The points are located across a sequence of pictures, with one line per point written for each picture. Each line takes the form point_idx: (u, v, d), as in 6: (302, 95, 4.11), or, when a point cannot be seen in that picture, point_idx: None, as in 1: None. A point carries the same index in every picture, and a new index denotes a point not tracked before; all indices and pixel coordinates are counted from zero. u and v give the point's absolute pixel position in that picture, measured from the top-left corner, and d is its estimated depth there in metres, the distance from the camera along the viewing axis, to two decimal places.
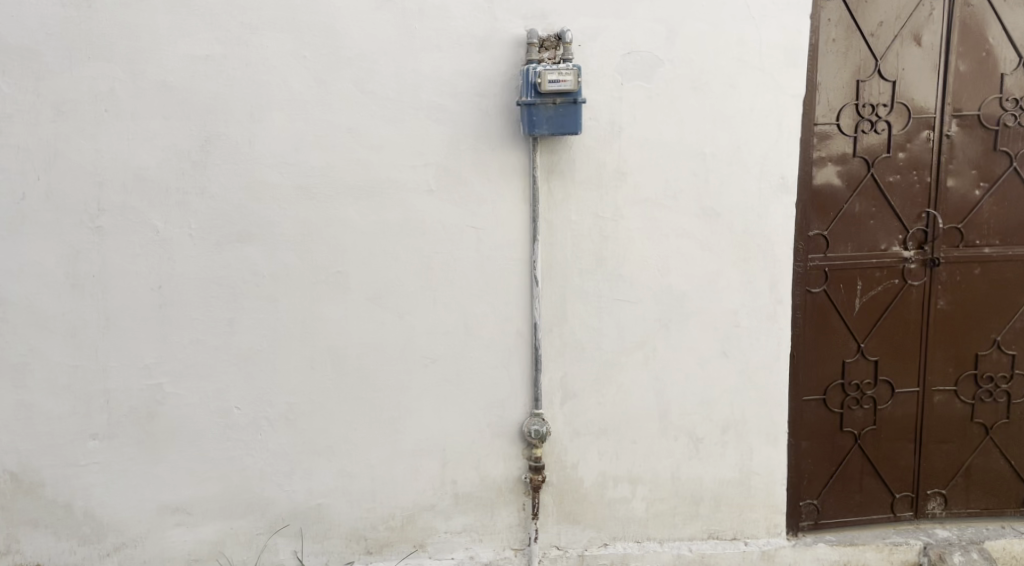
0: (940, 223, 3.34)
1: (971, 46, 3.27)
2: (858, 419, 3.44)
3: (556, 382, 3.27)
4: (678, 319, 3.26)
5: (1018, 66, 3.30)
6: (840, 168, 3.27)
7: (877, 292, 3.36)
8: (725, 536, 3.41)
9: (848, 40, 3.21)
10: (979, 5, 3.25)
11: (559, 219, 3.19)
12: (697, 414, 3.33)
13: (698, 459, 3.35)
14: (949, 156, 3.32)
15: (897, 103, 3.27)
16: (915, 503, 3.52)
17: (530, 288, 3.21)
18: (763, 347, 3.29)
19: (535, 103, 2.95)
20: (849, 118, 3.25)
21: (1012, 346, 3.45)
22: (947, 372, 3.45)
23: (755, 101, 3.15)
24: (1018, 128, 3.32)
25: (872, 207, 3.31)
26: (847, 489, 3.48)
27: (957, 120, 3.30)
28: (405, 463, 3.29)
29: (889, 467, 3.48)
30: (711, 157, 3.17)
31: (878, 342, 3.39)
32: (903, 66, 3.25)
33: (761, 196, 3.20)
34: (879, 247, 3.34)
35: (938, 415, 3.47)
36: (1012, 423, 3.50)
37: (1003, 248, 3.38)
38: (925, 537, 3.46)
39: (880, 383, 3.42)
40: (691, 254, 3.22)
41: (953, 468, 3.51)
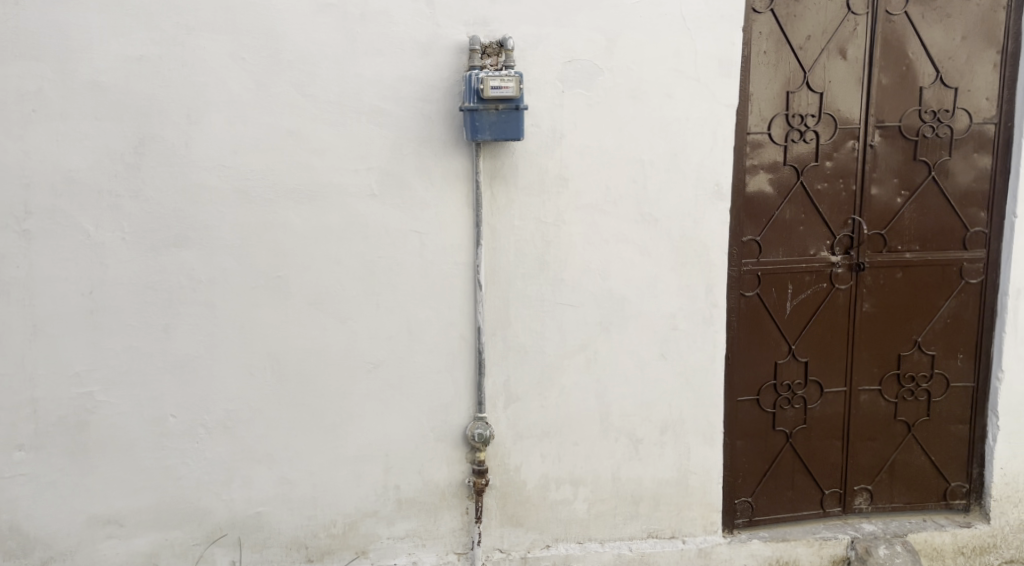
0: (864, 229, 3.48)
1: (893, 60, 3.41)
2: (789, 418, 3.56)
3: (499, 386, 3.30)
4: (618, 322, 3.32)
5: (936, 80, 3.44)
6: (771, 175, 3.39)
7: (807, 295, 3.49)
8: (664, 535, 3.49)
9: (778, 52, 3.33)
10: (900, 21, 3.40)
11: (502, 224, 3.22)
12: (637, 415, 3.39)
13: (638, 460, 3.42)
14: (873, 165, 3.46)
15: (824, 113, 3.40)
16: (843, 499, 3.66)
17: (473, 292, 3.23)
18: (700, 349, 3.38)
19: (478, 109, 2.98)
20: (780, 127, 3.37)
21: (932, 346, 3.60)
22: (872, 372, 3.59)
23: (691, 111, 3.24)
24: (936, 139, 3.47)
25: (802, 213, 3.44)
26: (779, 486, 3.60)
27: (880, 131, 3.45)
28: (347, 469, 3.26)
29: (819, 464, 3.62)
30: (650, 164, 3.25)
31: (807, 344, 3.52)
32: (830, 78, 3.39)
33: (697, 203, 3.30)
34: (809, 252, 3.46)
35: (864, 414, 3.62)
36: (932, 420, 3.65)
37: (923, 253, 3.53)
38: (852, 532, 3.60)
39: (810, 384, 3.55)
40: (630, 258, 3.29)
41: (878, 464, 3.66)
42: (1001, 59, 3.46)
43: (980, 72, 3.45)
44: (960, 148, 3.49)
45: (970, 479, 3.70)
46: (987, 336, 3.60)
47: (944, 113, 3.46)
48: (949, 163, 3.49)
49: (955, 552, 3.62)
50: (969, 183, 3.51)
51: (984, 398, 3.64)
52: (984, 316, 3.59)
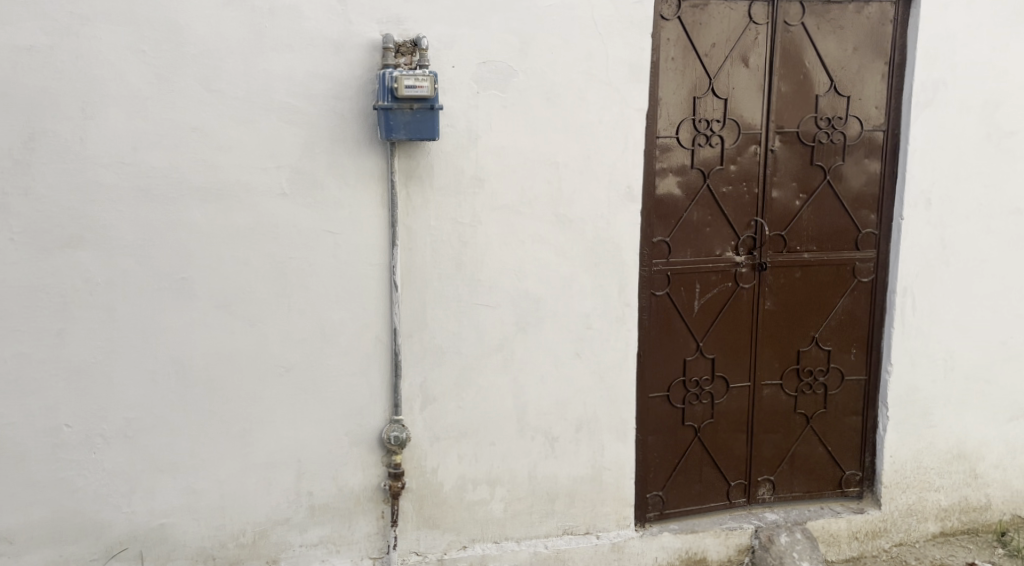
0: (766, 231, 3.63)
1: (791, 69, 3.57)
2: (697, 413, 3.68)
3: (415, 388, 3.28)
4: (534, 322, 3.35)
5: (831, 89, 3.61)
6: (679, 178, 3.49)
7: (713, 295, 3.61)
8: (578, 531, 3.55)
9: (685, 58, 3.43)
10: (797, 31, 3.55)
11: (417, 225, 3.19)
12: (553, 414, 3.44)
13: (554, 458, 3.47)
14: (773, 169, 3.61)
15: (729, 119, 3.52)
16: (747, 490, 3.81)
17: (388, 294, 3.20)
18: (614, 348, 3.45)
19: (392, 108, 2.95)
20: (687, 132, 3.48)
21: (828, 342, 3.78)
22: (773, 367, 3.75)
23: (603, 114, 3.30)
24: (831, 144, 3.64)
25: (708, 215, 3.55)
26: (688, 480, 3.72)
27: (780, 136, 3.60)
28: (257, 477, 3.17)
29: (726, 457, 3.75)
30: (563, 166, 3.29)
31: (714, 341, 3.64)
32: (733, 85, 3.51)
33: (610, 204, 3.36)
34: (715, 252, 3.58)
35: (766, 407, 3.77)
36: (829, 412, 3.84)
37: (820, 253, 3.70)
38: (756, 521, 3.75)
39: (716, 379, 3.68)
40: (545, 259, 3.33)
41: (779, 455, 3.83)
42: (890, 69, 3.64)
43: (870, 81, 3.64)
44: (853, 153, 3.67)
45: (862, 467, 3.91)
46: (878, 331, 3.80)
47: (838, 120, 3.63)
48: (843, 168, 3.67)
49: (850, 536, 3.82)
50: (860, 186, 3.70)
51: (875, 390, 3.84)
52: (875, 312, 3.79)
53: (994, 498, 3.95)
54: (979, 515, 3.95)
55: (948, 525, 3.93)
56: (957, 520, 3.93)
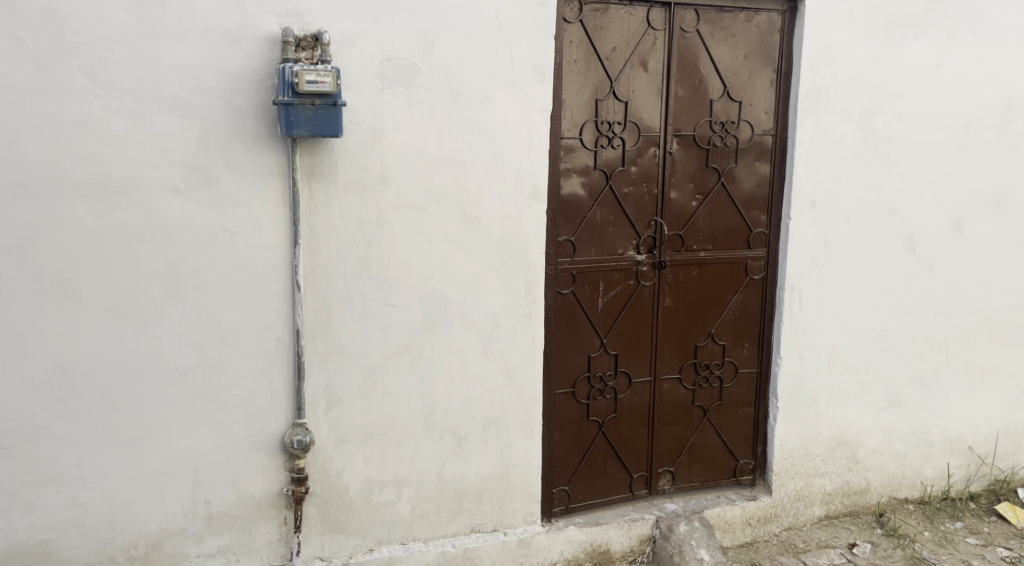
0: (665, 230, 3.75)
1: (687, 74, 3.69)
2: (601, 408, 3.76)
3: (319, 390, 3.22)
4: (441, 322, 3.35)
5: (724, 94, 3.76)
6: (583, 178, 3.57)
7: (616, 293, 3.70)
8: (486, 529, 3.58)
9: (587, 61, 3.50)
10: (693, 37, 3.67)
11: (320, 223, 3.13)
12: (460, 413, 3.45)
13: (461, 457, 3.48)
14: (671, 171, 3.73)
15: (629, 121, 3.62)
16: (648, 481, 3.93)
17: (291, 294, 3.12)
18: (520, 346, 3.50)
19: (292, 103, 2.86)
20: (590, 133, 3.55)
21: (723, 337, 3.94)
22: (673, 362, 3.88)
23: (508, 114, 3.33)
24: (724, 147, 3.80)
25: (611, 215, 3.64)
26: (593, 473, 3.80)
27: (677, 139, 3.72)
28: (151, 486, 3.03)
29: (628, 450, 3.86)
30: (470, 165, 3.30)
31: (617, 338, 3.74)
32: (633, 89, 3.61)
33: (515, 204, 3.40)
34: (617, 251, 3.67)
35: (666, 401, 3.90)
36: (724, 404, 4.01)
37: (716, 252, 3.85)
38: (656, 511, 3.88)
39: (619, 375, 3.77)
40: (452, 258, 3.32)
41: (679, 447, 3.96)
42: (777, 77, 3.82)
43: (760, 88, 3.81)
44: (744, 156, 3.83)
45: (755, 456, 4.10)
46: (769, 325, 3.99)
47: (731, 124, 3.79)
48: (736, 171, 3.83)
49: (744, 523, 3.99)
50: (752, 188, 3.87)
51: (767, 382, 4.03)
52: (766, 308, 3.97)
53: (873, 481, 4.21)
54: (860, 498, 4.21)
55: (832, 508, 4.16)
56: (840, 504, 4.17)
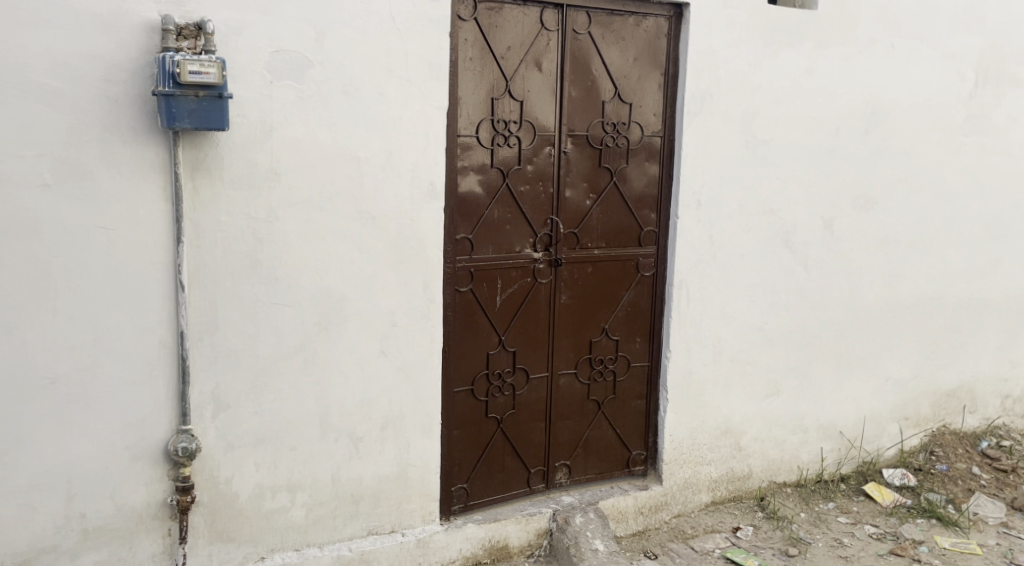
0: (561, 228, 3.81)
1: (579, 75, 3.76)
2: (499, 405, 3.80)
3: (206, 394, 3.08)
4: (336, 321, 3.28)
5: (615, 96, 3.86)
6: (480, 176, 3.58)
7: (514, 290, 3.74)
8: (383, 531, 3.54)
9: (482, 59, 3.51)
10: (585, 39, 3.74)
11: (207, 221, 3.00)
12: (356, 414, 3.39)
13: (358, 458, 3.43)
14: (566, 170, 3.79)
15: (525, 120, 3.66)
16: (546, 476, 3.99)
17: (175, 295, 2.97)
18: (418, 344, 3.48)
19: (174, 94, 2.73)
20: (486, 132, 3.56)
21: (616, 332, 4.05)
22: (569, 357, 3.95)
23: (403, 111, 3.30)
24: (616, 147, 3.89)
25: (508, 213, 3.67)
26: (492, 470, 3.83)
27: (571, 138, 3.79)
28: (18, 502, 2.82)
29: (526, 445, 3.91)
30: (364, 162, 3.25)
31: (514, 335, 3.78)
32: (528, 88, 3.65)
33: (412, 201, 3.37)
34: (514, 249, 3.71)
35: (562, 396, 3.97)
36: (618, 398, 4.12)
37: (609, 249, 3.95)
38: (553, 505, 3.95)
39: (517, 371, 3.82)
40: (347, 256, 3.26)
41: (574, 441, 4.04)
42: (665, 80, 3.96)
43: (649, 91, 3.93)
44: (635, 157, 3.95)
45: (646, 447, 4.23)
46: (659, 321, 4.13)
47: (622, 125, 3.89)
48: (627, 171, 3.94)
49: (636, 512, 4.12)
50: (642, 188, 3.99)
51: (657, 375, 4.17)
52: (656, 304, 4.11)
53: (755, 467, 4.43)
54: (743, 483, 4.42)
55: (718, 494, 4.35)
56: (725, 490, 4.37)
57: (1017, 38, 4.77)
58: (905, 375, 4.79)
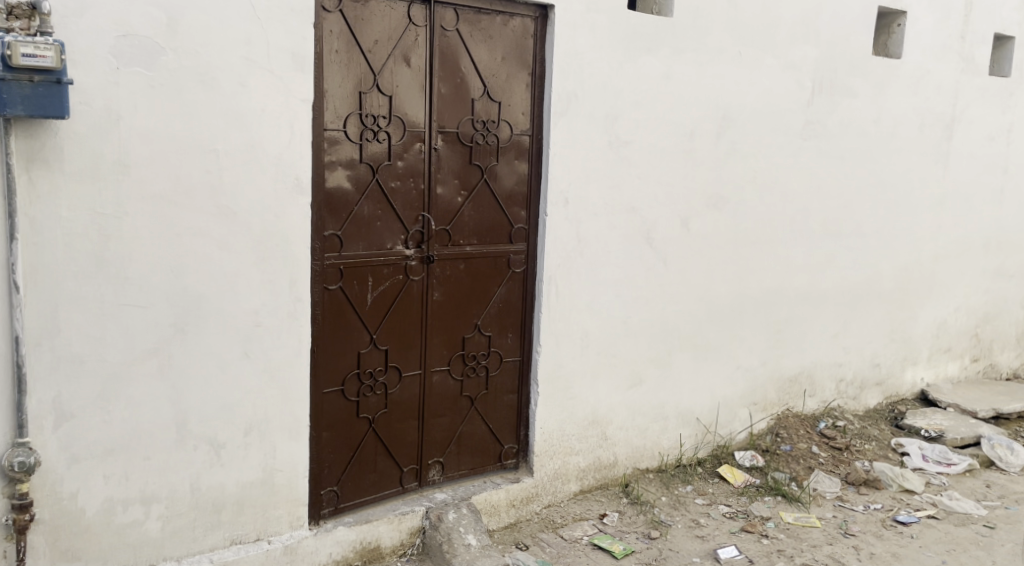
0: (432, 225, 3.80)
1: (449, 72, 3.76)
2: (371, 404, 3.74)
3: (46, 404, 2.85)
4: (194, 322, 3.12)
5: (484, 94, 3.89)
6: (348, 172, 3.51)
7: (385, 288, 3.69)
8: (248, 539, 3.41)
9: (349, 52, 3.44)
10: (453, 36, 3.75)
11: (46, 216, 2.77)
12: (218, 419, 3.24)
13: (219, 466, 3.27)
14: (437, 167, 3.78)
15: (394, 116, 3.62)
16: (418, 474, 3.98)
17: (8, 297, 2.72)
18: (284, 345, 3.36)
19: (4, 78, 2.50)
20: (354, 126, 3.50)
21: (488, 328, 4.09)
22: (441, 354, 3.95)
23: (265, 103, 3.17)
24: (485, 145, 3.92)
25: (379, 210, 3.62)
26: (363, 470, 3.77)
27: (442, 135, 3.78)
28: None
29: (398, 444, 3.87)
30: (224, 155, 3.10)
31: (386, 333, 3.74)
32: (397, 84, 3.61)
33: (276, 197, 3.25)
34: (385, 246, 3.67)
35: (435, 393, 3.96)
36: (490, 393, 4.16)
37: (481, 246, 3.98)
38: (426, 502, 3.94)
39: (389, 370, 3.78)
40: (206, 254, 3.11)
41: (448, 438, 4.05)
42: (532, 81, 4.03)
43: (517, 90, 3.99)
44: (505, 154, 4.00)
45: (518, 441, 4.30)
46: (530, 316, 4.20)
47: (491, 123, 3.93)
48: (497, 168, 3.98)
49: (508, 505, 4.18)
50: (512, 185, 4.04)
51: (528, 370, 4.25)
52: (527, 300, 4.18)
53: (620, 455, 4.61)
54: (608, 471, 4.58)
55: (585, 483, 4.49)
56: (592, 478, 4.51)
57: (848, 51, 5.19)
58: (753, 363, 5.13)
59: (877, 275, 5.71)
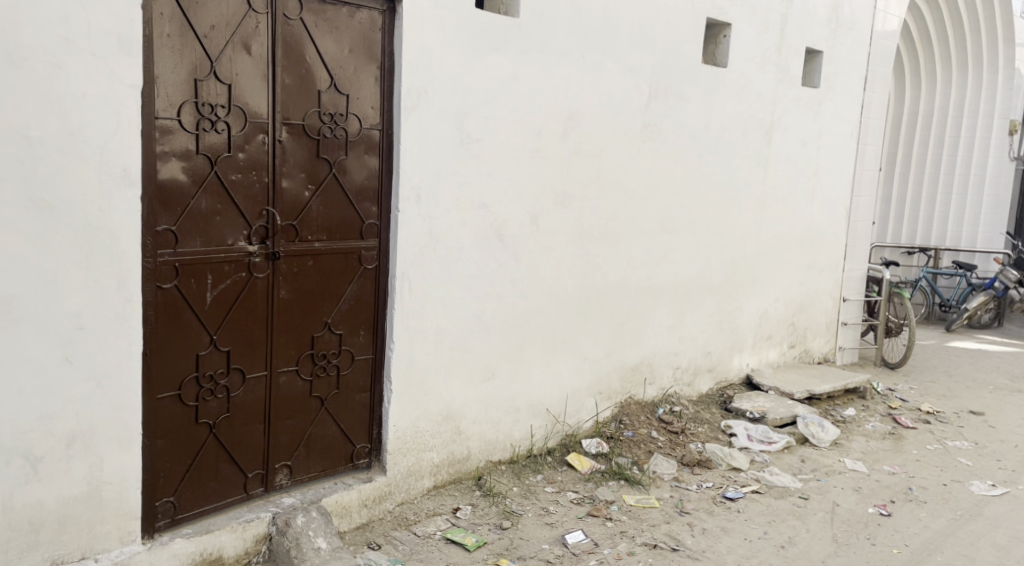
0: (277, 220, 3.67)
1: (293, 62, 3.64)
2: (212, 409, 3.56)
3: None
4: (5, 326, 2.84)
5: (331, 86, 3.80)
6: (183, 163, 3.31)
7: (226, 286, 3.52)
8: (71, 559, 3.15)
9: (182, 37, 3.25)
10: (297, 26, 3.63)
11: None
12: (35, 431, 2.97)
13: (37, 481, 3.00)
14: (282, 160, 3.65)
15: (234, 105, 3.45)
16: (265, 479, 3.84)
17: None
18: (112, 348, 3.13)
19: None
20: (190, 115, 3.30)
21: (339, 326, 4.01)
22: (289, 354, 3.82)
23: (87, 87, 2.94)
24: (333, 139, 3.84)
25: (218, 204, 3.45)
26: (204, 478, 3.58)
27: (286, 127, 3.65)
28: None
29: (242, 449, 3.71)
30: (39, 143, 2.84)
31: (228, 334, 3.56)
32: (237, 72, 3.44)
33: (101, 189, 3.02)
34: (226, 242, 3.50)
35: (282, 395, 3.83)
36: (341, 392, 4.08)
37: (329, 242, 3.89)
38: (273, 508, 3.80)
39: (232, 372, 3.61)
40: (19, 250, 2.84)
41: (296, 440, 3.93)
42: (381, 74, 3.97)
43: (365, 83, 3.92)
44: (353, 149, 3.92)
45: (371, 440, 4.25)
46: (383, 313, 4.16)
47: (339, 116, 3.84)
48: (345, 162, 3.90)
49: (360, 505, 4.11)
50: (362, 180, 3.98)
51: (381, 367, 4.20)
52: (378, 297, 4.14)
53: (473, 449, 4.66)
54: (462, 465, 4.62)
55: (439, 478, 4.49)
56: (446, 473, 4.53)
57: (680, 58, 5.51)
58: (598, 354, 5.34)
59: (708, 269, 6.11)
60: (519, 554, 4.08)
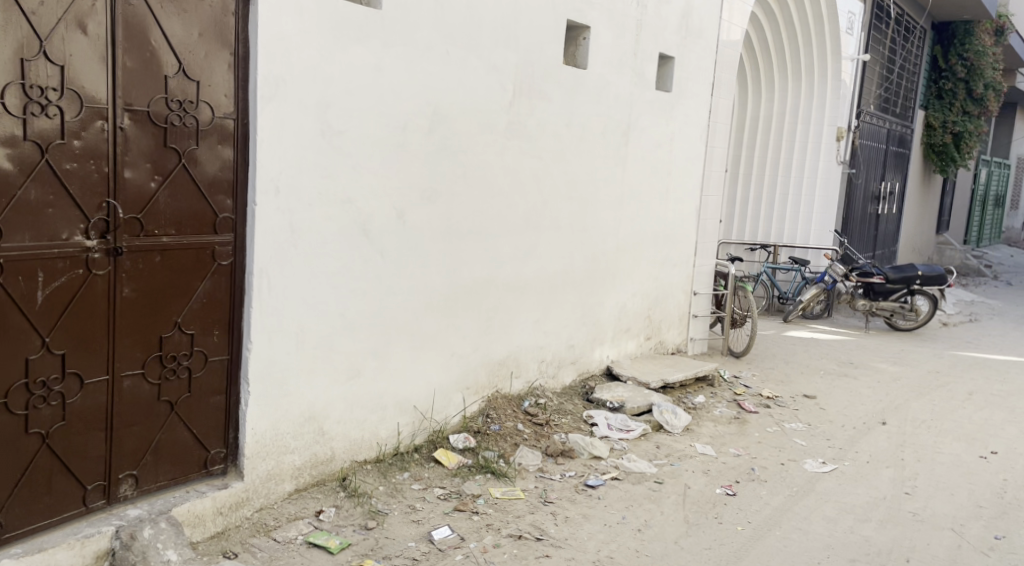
0: (119, 213, 3.41)
1: (136, 44, 3.39)
2: (44, 417, 3.28)
3: None
4: None
5: (180, 71, 3.57)
6: (9, 150, 3.03)
7: (60, 284, 3.25)
8: None
9: (6, 12, 2.96)
10: (140, 6, 3.39)
11: None
12: None
13: None
14: (123, 148, 3.40)
15: (67, 88, 3.18)
16: (107, 491, 3.57)
17: None
18: None
19: None
20: (16, 98, 3.03)
21: (190, 326, 3.79)
22: (134, 357, 3.57)
23: None
24: (182, 127, 3.62)
25: (50, 195, 3.18)
26: (35, 493, 3.30)
27: (129, 114, 3.40)
28: None
29: (81, 460, 3.43)
30: None
31: (62, 335, 3.29)
32: (71, 52, 3.17)
33: None
34: (59, 236, 3.22)
35: (127, 400, 3.57)
36: (193, 396, 3.87)
37: (179, 237, 3.67)
38: (116, 521, 3.54)
39: (67, 377, 3.33)
40: None
41: (143, 447, 3.69)
42: (235, 61, 3.79)
43: (218, 70, 3.72)
44: (205, 139, 3.72)
45: (227, 445, 4.06)
46: (238, 312, 3.97)
47: (188, 104, 3.62)
48: (196, 153, 3.69)
49: (214, 513, 3.91)
50: (214, 172, 3.78)
51: (237, 368, 4.02)
52: (233, 294, 3.95)
53: (337, 449, 4.54)
54: (326, 467, 4.49)
55: (301, 481, 4.35)
56: (309, 475, 4.39)
57: (543, 58, 5.60)
58: (465, 350, 5.34)
59: (570, 265, 6.26)
60: (384, 554, 4.02)
